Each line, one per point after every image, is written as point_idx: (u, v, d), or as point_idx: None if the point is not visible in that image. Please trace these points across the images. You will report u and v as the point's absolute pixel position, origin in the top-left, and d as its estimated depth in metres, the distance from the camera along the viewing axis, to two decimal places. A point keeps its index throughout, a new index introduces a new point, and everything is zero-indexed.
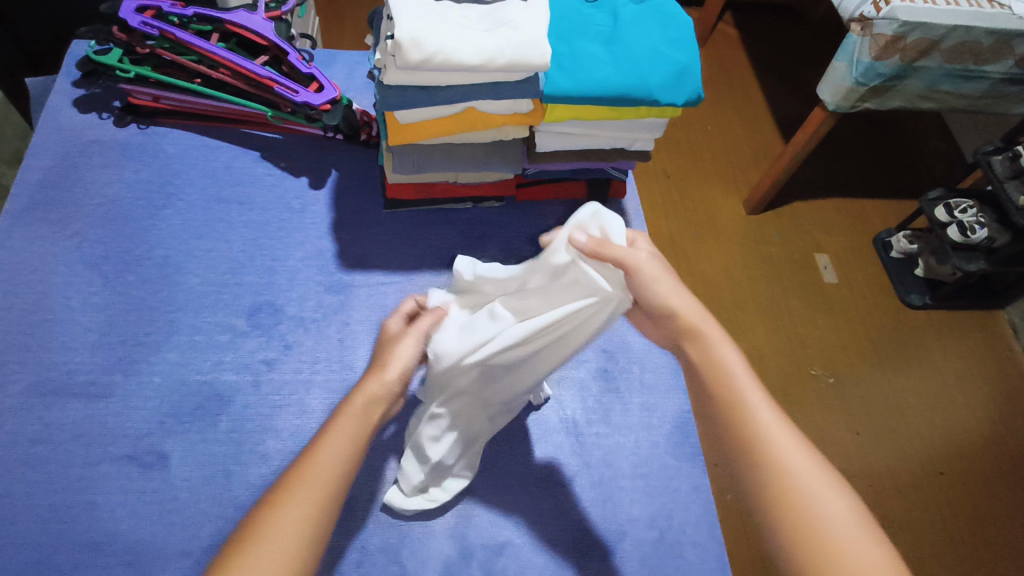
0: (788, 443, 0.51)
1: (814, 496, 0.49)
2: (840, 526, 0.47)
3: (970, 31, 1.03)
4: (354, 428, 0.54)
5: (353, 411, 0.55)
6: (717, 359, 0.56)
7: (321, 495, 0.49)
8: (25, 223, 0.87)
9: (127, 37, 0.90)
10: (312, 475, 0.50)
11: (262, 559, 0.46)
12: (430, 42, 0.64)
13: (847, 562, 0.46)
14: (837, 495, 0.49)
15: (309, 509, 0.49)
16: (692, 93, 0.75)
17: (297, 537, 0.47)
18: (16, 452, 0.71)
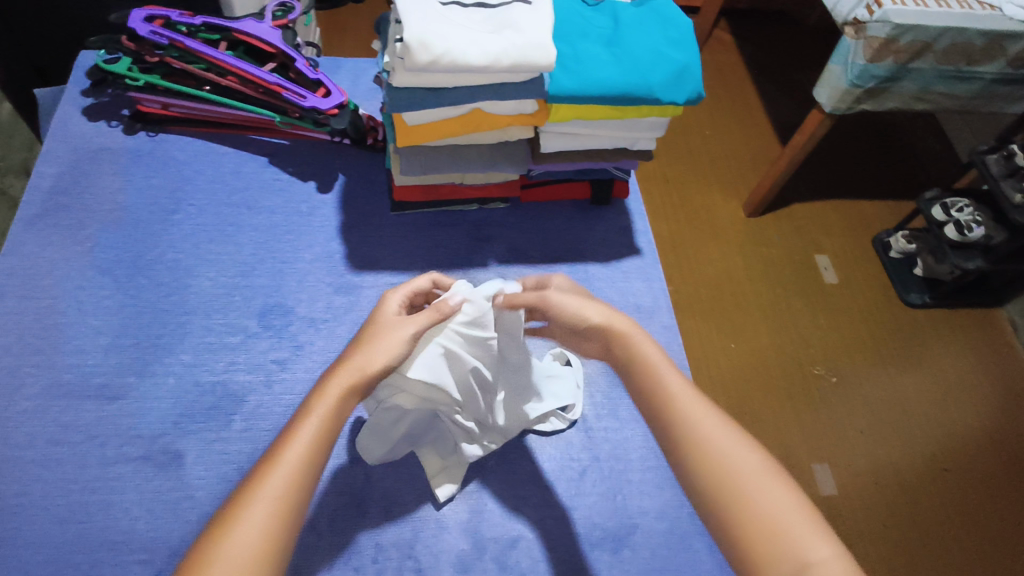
0: (698, 412, 0.55)
1: (724, 456, 0.51)
2: (753, 480, 0.50)
3: (962, 32, 1.05)
4: (318, 429, 0.53)
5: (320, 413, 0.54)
6: (634, 350, 0.60)
7: (282, 507, 0.48)
8: (37, 229, 0.88)
9: (136, 46, 0.91)
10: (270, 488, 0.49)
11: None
12: (438, 45, 0.66)
13: (758, 512, 0.48)
14: (749, 452, 0.52)
15: (269, 521, 0.47)
16: (693, 92, 0.77)
17: (258, 544, 0.46)
18: (32, 453, 0.72)
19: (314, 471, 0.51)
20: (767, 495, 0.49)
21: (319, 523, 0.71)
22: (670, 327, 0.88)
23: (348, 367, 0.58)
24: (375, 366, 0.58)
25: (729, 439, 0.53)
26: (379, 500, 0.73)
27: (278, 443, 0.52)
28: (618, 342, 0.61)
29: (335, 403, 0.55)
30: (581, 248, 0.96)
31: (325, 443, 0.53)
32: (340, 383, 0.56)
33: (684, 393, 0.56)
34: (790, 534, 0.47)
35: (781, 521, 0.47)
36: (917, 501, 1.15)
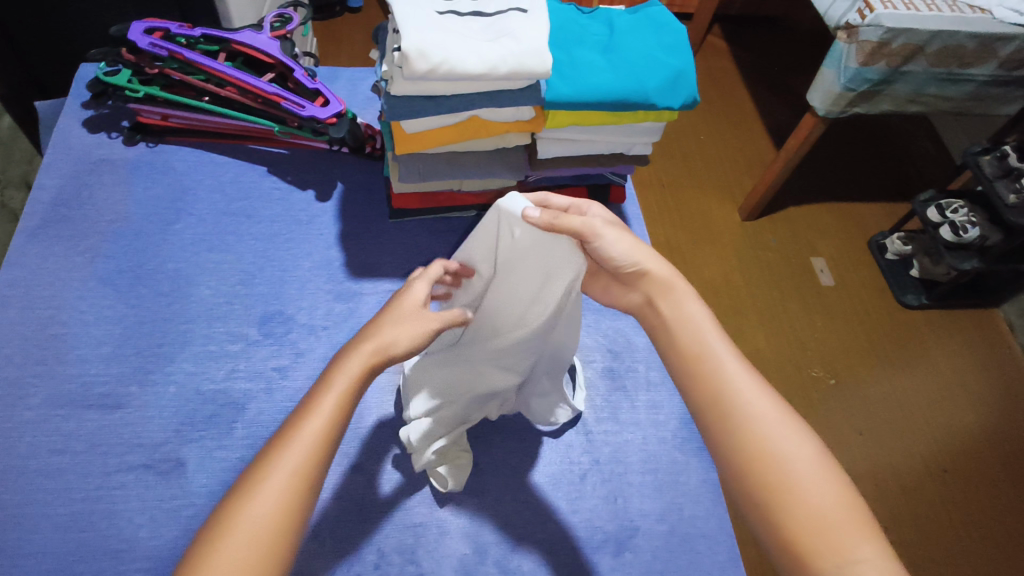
0: (750, 392, 0.54)
1: (773, 438, 0.52)
2: (800, 464, 0.50)
3: (953, 35, 1.06)
4: (334, 407, 0.52)
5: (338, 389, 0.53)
6: (686, 317, 0.60)
7: (297, 484, 0.48)
8: (39, 240, 0.88)
9: (136, 58, 0.93)
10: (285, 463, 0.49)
11: (233, 549, 0.45)
12: (436, 53, 0.66)
13: (796, 502, 0.49)
14: (798, 438, 0.52)
15: (285, 497, 0.48)
16: (688, 97, 0.77)
17: (271, 519, 0.47)
18: (34, 463, 0.72)
19: (330, 449, 0.51)
20: (813, 484, 0.49)
21: (321, 530, 0.71)
22: None
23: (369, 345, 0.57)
24: (393, 343, 0.58)
25: (778, 423, 0.53)
26: (382, 505, 0.73)
27: (296, 417, 0.52)
28: (668, 307, 0.61)
29: (357, 378, 0.55)
30: None
31: (340, 420, 0.52)
32: (359, 360, 0.56)
33: (737, 372, 0.56)
34: (838, 528, 0.47)
35: (828, 517, 0.48)
36: (919, 500, 1.16)
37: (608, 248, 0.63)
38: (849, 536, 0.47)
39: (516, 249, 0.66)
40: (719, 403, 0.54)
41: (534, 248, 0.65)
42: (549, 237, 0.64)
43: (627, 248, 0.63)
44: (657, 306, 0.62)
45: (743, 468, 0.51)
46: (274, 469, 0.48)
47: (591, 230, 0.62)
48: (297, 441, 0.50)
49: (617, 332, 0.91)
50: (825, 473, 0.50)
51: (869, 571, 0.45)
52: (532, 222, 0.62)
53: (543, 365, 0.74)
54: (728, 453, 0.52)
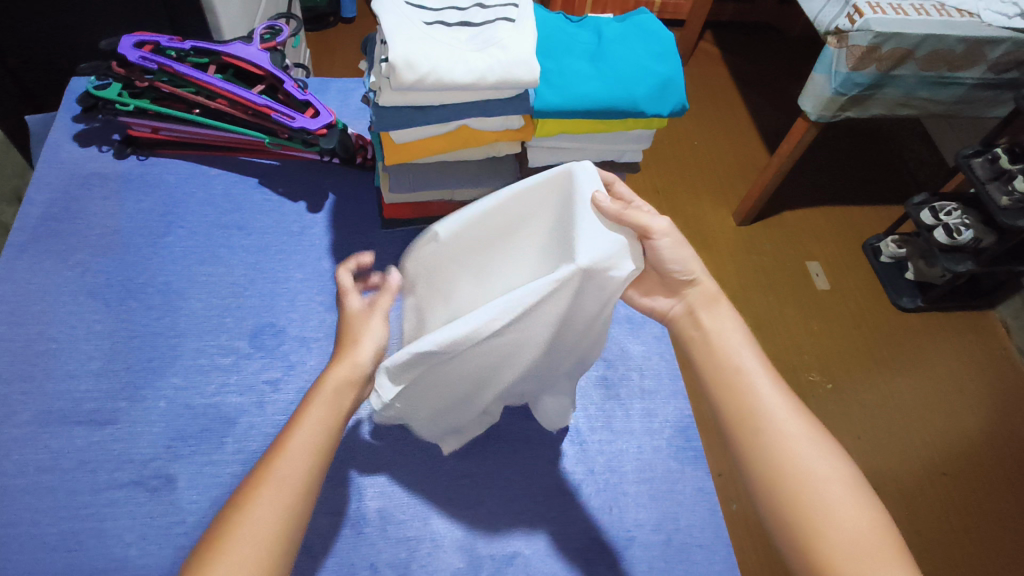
0: (781, 410, 0.56)
1: (803, 457, 0.53)
2: (826, 483, 0.51)
3: (942, 39, 1.06)
4: (321, 420, 0.55)
5: (323, 403, 0.56)
6: (719, 332, 0.61)
7: (291, 496, 0.50)
8: (28, 255, 0.88)
9: (126, 72, 0.92)
10: (281, 475, 0.51)
11: (236, 558, 0.47)
12: (423, 63, 0.66)
13: (822, 521, 0.50)
14: (825, 457, 0.53)
15: (280, 509, 0.50)
16: (677, 104, 0.78)
17: (271, 530, 0.49)
18: (22, 481, 0.71)
19: (319, 459, 0.53)
20: (837, 503, 0.50)
21: (313, 545, 0.70)
22: (660, 336, 0.92)
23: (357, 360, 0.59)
24: (364, 357, 0.60)
25: (806, 441, 0.54)
26: (376, 518, 0.73)
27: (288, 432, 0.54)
28: (711, 320, 0.62)
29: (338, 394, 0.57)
30: None
31: (327, 435, 0.55)
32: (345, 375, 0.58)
33: (768, 390, 0.57)
34: (861, 551, 0.48)
35: (853, 538, 0.49)
36: (926, 505, 1.15)
37: (665, 251, 0.62)
38: (880, 559, 0.48)
39: (564, 229, 0.58)
40: (751, 419, 0.55)
41: (578, 240, 0.55)
42: (607, 231, 0.57)
43: (687, 256, 0.63)
44: (699, 315, 0.63)
45: (772, 484, 0.52)
46: (267, 488, 0.50)
47: (654, 229, 0.60)
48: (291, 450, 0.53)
49: (611, 340, 0.91)
50: (855, 495, 0.51)
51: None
52: (599, 208, 0.58)
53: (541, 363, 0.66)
54: (758, 471, 0.53)
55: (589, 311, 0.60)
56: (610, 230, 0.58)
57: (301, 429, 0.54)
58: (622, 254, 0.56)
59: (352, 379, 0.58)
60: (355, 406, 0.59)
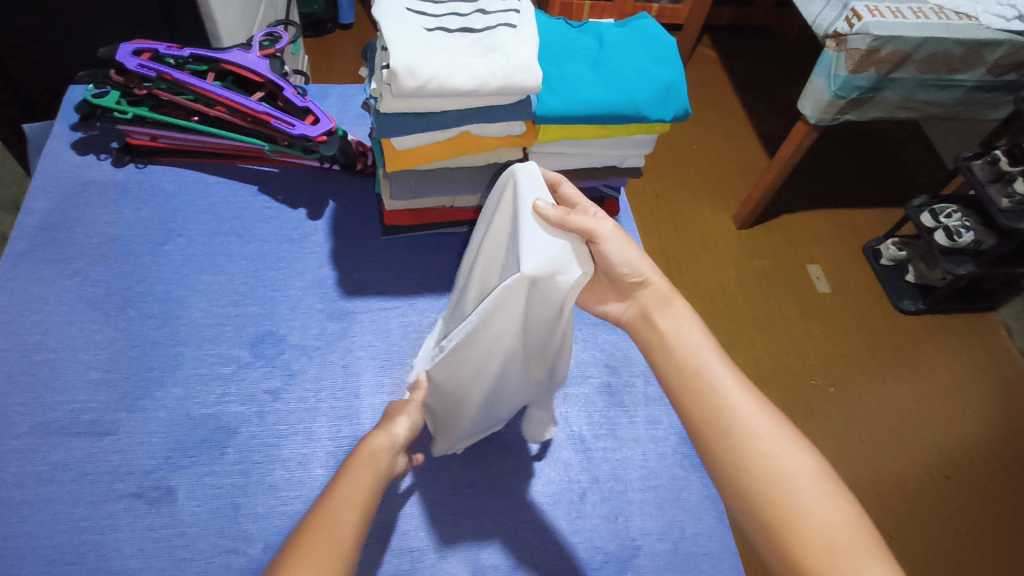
0: (748, 411, 0.55)
1: (775, 457, 0.52)
2: (801, 483, 0.50)
3: (941, 42, 1.06)
4: (366, 476, 0.58)
5: (366, 462, 0.59)
6: (679, 333, 0.61)
7: (343, 537, 0.51)
8: (26, 264, 0.87)
9: (124, 79, 0.92)
10: (333, 518, 0.52)
11: None
12: (425, 70, 0.66)
13: (801, 522, 0.49)
14: (798, 455, 0.52)
15: (334, 547, 0.50)
16: (680, 109, 0.77)
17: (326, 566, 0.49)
18: (20, 493, 0.70)
19: (359, 532, 0.53)
20: (815, 503, 0.49)
21: None
22: None
23: (392, 434, 0.64)
24: (400, 432, 0.65)
25: (777, 441, 0.53)
26: (378, 530, 0.72)
27: (321, 502, 0.55)
28: (665, 321, 0.62)
29: (381, 458, 0.61)
30: None
31: (368, 494, 0.56)
32: (375, 445, 0.62)
33: (731, 389, 0.56)
34: (843, 549, 0.47)
35: (833, 537, 0.47)
36: (924, 508, 1.14)
37: (611, 254, 0.62)
38: (856, 555, 0.46)
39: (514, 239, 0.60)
40: (719, 424, 0.55)
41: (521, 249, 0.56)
42: (550, 238, 0.58)
43: (635, 258, 0.63)
44: (654, 320, 0.63)
45: (746, 487, 0.51)
46: (320, 530, 0.51)
47: (598, 232, 0.60)
48: (338, 526, 0.52)
49: (614, 346, 0.90)
50: (825, 489, 0.50)
51: None
52: (539, 216, 0.58)
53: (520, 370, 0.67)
54: (728, 473, 0.53)
55: (546, 321, 0.60)
56: (552, 237, 0.58)
57: (337, 503, 0.54)
58: (570, 262, 0.57)
59: (386, 448, 0.63)
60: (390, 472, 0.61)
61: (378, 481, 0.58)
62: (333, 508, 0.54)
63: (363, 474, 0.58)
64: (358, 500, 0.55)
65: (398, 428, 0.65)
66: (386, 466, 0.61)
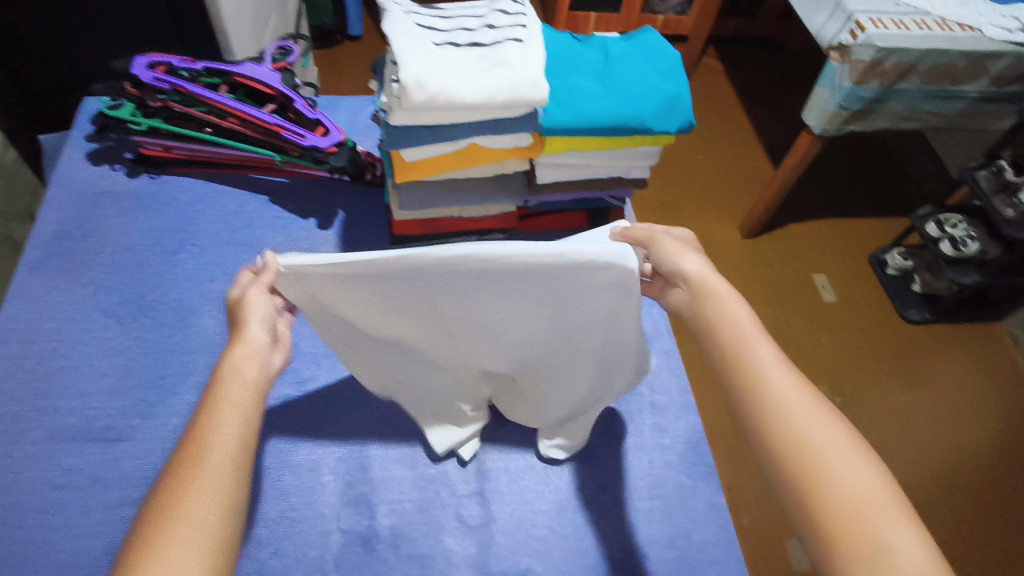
0: (778, 373, 0.51)
1: (802, 422, 0.47)
2: (827, 447, 0.46)
3: (944, 54, 1.07)
4: (240, 395, 0.52)
5: (236, 378, 0.53)
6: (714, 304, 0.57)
7: (225, 476, 0.46)
8: (42, 273, 0.89)
9: (139, 92, 0.93)
10: (206, 456, 0.47)
11: (176, 555, 0.42)
12: (434, 83, 0.67)
13: (824, 486, 0.44)
14: (828, 422, 0.47)
15: (217, 491, 0.45)
16: (684, 121, 0.78)
17: (213, 515, 0.44)
18: (36, 498, 0.71)
19: (245, 459, 0.49)
20: (842, 470, 0.45)
21: (326, 562, 0.70)
22: (671, 352, 0.93)
23: (249, 340, 0.56)
24: (258, 337, 0.57)
25: (809, 408, 0.48)
26: (388, 535, 0.73)
27: (190, 432, 0.49)
28: (706, 299, 0.57)
29: (253, 368, 0.54)
30: None
31: (248, 414, 0.51)
32: (241, 359, 0.55)
33: (764, 359, 0.52)
34: (870, 518, 0.42)
35: (862, 507, 0.43)
36: (935, 515, 1.14)
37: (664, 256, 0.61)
38: (885, 524, 0.42)
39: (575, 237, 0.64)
40: (751, 387, 0.50)
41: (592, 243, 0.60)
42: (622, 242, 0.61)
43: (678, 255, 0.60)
44: (701, 307, 0.57)
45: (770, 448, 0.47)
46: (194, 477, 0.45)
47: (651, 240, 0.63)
48: (218, 451, 0.47)
49: None
50: (855, 459, 0.45)
51: (906, 561, 0.40)
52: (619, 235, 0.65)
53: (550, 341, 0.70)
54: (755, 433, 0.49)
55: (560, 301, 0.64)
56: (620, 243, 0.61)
57: (210, 433, 0.48)
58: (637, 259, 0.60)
59: (255, 360, 0.55)
60: (265, 378, 0.55)
61: (258, 388, 0.54)
62: (204, 435, 0.48)
63: (234, 388, 0.52)
64: (233, 416, 0.50)
65: (254, 333, 0.57)
66: (258, 374, 0.55)
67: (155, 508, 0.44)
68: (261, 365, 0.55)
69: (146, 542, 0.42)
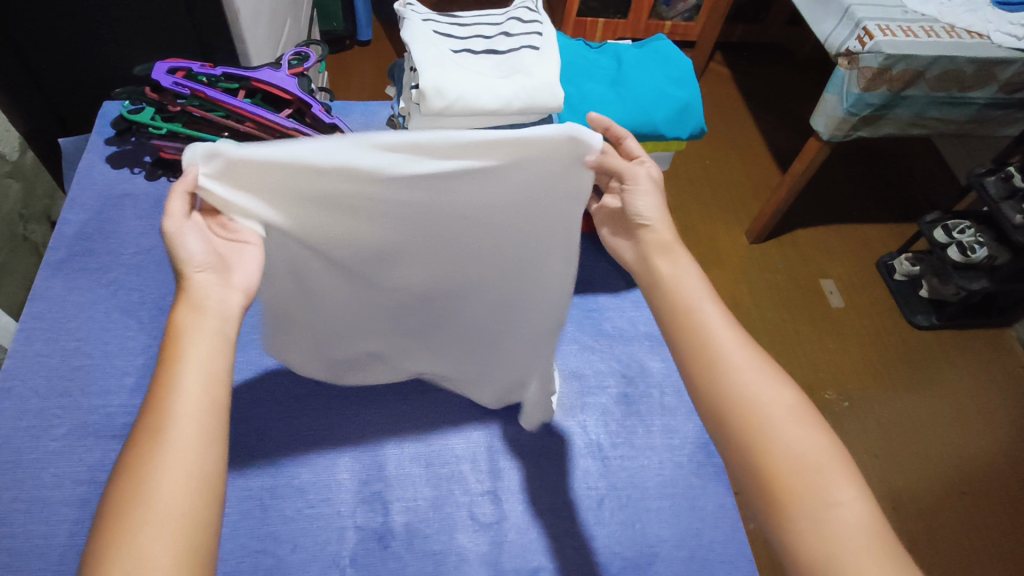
0: (728, 340, 0.54)
1: (752, 387, 0.51)
2: (774, 410, 0.50)
3: (953, 60, 1.08)
4: (199, 355, 0.50)
5: (194, 335, 0.51)
6: (672, 275, 0.59)
7: (195, 446, 0.46)
8: (64, 273, 0.91)
9: (159, 96, 0.95)
10: (167, 428, 0.46)
11: (150, 530, 0.42)
12: (452, 90, 0.69)
13: (777, 448, 0.48)
14: (775, 384, 0.52)
15: (188, 462, 0.46)
16: (696, 127, 0.80)
17: (185, 488, 0.45)
18: (61, 493, 0.73)
19: (215, 421, 0.48)
20: (792, 430, 0.49)
21: (342, 558, 0.71)
22: None
23: (192, 288, 0.54)
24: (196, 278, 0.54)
25: (758, 373, 0.52)
26: (403, 533, 0.74)
27: (153, 401, 0.48)
28: (666, 266, 0.59)
29: (205, 324, 0.52)
30: (591, 284, 1.01)
31: (213, 374, 0.50)
32: (195, 312, 0.53)
33: (714, 320, 0.55)
34: (815, 474, 0.47)
35: (808, 463, 0.47)
36: (936, 514, 1.15)
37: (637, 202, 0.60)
38: (828, 478, 0.47)
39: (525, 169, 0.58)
40: (704, 358, 0.54)
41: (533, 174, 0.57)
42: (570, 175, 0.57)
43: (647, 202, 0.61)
44: (654, 264, 0.60)
45: (728, 416, 0.51)
46: (159, 450, 0.45)
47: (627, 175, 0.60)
48: (175, 426, 0.46)
49: (632, 357, 0.93)
50: (803, 421, 0.50)
51: (847, 514, 0.45)
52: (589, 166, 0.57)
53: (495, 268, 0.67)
54: (711, 403, 0.52)
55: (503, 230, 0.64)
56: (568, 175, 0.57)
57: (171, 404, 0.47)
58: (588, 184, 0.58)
59: (207, 306, 0.53)
60: (228, 329, 0.54)
61: (222, 343, 0.52)
62: (161, 410, 0.47)
63: (190, 353, 0.50)
64: (198, 380, 0.49)
65: (197, 277, 0.54)
66: (220, 328, 0.53)
67: (120, 490, 0.44)
68: (222, 313, 0.54)
69: (116, 524, 0.43)
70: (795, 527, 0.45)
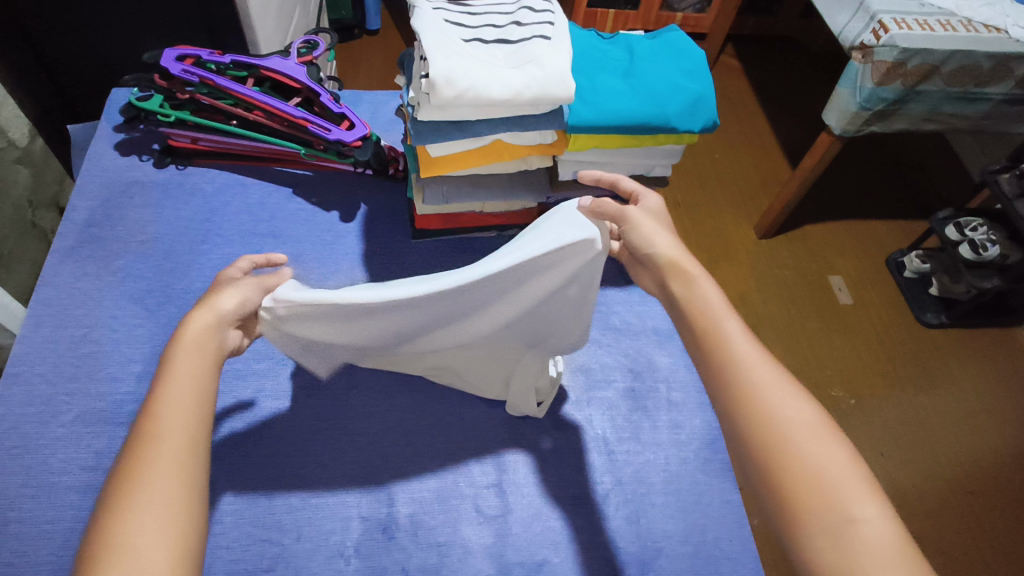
0: (751, 357, 0.54)
1: (773, 402, 0.51)
2: (796, 426, 0.50)
3: (969, 55, 1.06)
4: (191, 369, 0.57)
5: (188, 351, 0.58)
6: (694, 294, 0.60)
7: (184, 443, 0.51)
8: (73, 260, 0.91)
9: (168, 84, 0.95)
10: (161, 429, 0.51)
11: (145, 517, 0.46)
12: (463, 80, 0.68)
13: (797, 464, 0.48)
14: (796, 400, 0.51)
15: (179, 456, 0.50)
16: (708, 120, 0.79)
17: (176, 480, 0.49)
18: (69, 478, 0.73)
19: (201, 425, 0.54)
20: (814, 447, 0.48)
21: (346, 548, 0.71)
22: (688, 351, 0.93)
23: (200, 315, 0.62)
24: (226, 307, 0.63)
25: (779, 388, 0.52)
26: (407, 524, 0.74)
27: (147, 407, 0.53)
28: (683, 290, 0.61)
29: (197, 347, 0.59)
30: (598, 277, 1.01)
31: (202, 382, 0.56)
32: (195, 330, 0.60)
33: (736, 338, 0.56)
34: (836, 491, 0.46)
35: (829, 479, 0.47)
36: (943, 515, 1.14)
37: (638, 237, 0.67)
38: (848, 495, 0.46)
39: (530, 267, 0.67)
40: (724, 372, 0.54)
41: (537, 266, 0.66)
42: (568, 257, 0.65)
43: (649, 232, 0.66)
44: (671, 289, 0.62)
45: (749, 432, 0.51)
46: (152, 447, 0.50)
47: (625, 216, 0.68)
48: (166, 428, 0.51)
49: (639, 352, 0.92)
50: (824, 437, 0.49)
51: (868, 531, 0.44)
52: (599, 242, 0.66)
53: (515, 340, 0.77)
54: (732, 418, 0.52)
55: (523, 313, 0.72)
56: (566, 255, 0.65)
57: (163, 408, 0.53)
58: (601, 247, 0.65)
59: (208, 330, 0.61)
60: (221, 355, 0.61)
61: (208, 363, 0.59)
62: (155, 418, 0.52)
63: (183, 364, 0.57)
64: (187, 388, 0.55)
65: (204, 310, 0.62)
66: (212, 350, 0.60)
67: (117, 484, 0.48)
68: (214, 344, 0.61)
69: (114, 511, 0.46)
70: (814, 543, 0.45)
